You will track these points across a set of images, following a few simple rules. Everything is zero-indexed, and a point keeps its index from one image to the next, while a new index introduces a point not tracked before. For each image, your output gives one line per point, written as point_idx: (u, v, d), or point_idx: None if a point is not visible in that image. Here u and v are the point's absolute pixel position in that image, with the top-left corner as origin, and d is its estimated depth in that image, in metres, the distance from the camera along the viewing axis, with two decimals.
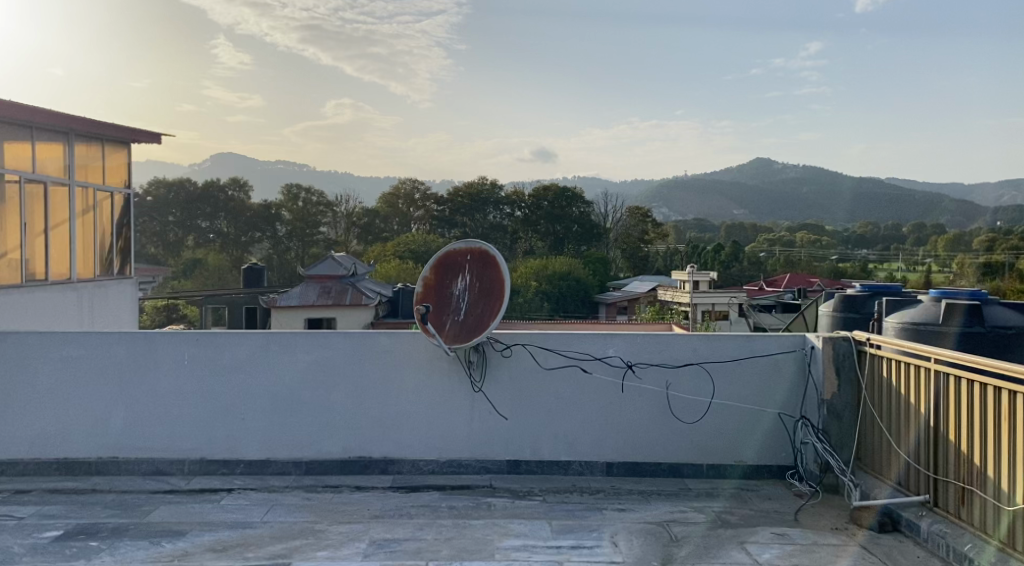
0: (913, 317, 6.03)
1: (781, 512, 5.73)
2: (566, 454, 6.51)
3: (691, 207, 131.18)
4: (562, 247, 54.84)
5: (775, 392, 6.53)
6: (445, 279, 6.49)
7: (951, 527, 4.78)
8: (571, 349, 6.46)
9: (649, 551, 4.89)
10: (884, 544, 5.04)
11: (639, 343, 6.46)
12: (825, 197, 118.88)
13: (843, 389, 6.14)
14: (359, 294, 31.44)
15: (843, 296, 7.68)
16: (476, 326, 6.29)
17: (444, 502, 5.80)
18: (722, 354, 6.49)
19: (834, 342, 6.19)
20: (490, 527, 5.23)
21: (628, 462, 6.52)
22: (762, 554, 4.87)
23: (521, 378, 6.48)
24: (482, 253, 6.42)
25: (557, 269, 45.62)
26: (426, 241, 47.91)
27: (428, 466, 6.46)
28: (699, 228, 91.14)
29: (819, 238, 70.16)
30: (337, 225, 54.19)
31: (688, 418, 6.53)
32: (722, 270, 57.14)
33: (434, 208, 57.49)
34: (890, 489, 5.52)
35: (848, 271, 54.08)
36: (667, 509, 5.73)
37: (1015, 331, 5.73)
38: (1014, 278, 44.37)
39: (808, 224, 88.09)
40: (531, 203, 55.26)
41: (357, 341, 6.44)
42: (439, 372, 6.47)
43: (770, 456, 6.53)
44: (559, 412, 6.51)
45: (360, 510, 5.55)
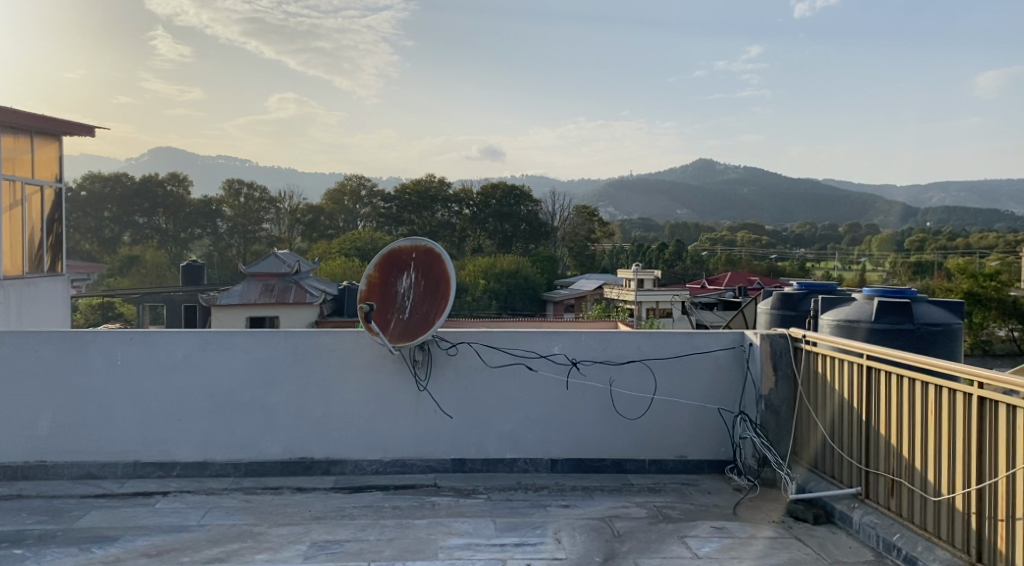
0: (846, 314, 6.23)
1: (720, 506, 5.84)
2: (510, 451, 6.52)
3: (636, 206, 133.01)
4: (510, 245, 55.23)
5: (714, 388, 6.66)
6: (390, 276, 6.43)
7: (882, 519, 4.93)
8: (516, 346, 6.48)
9: (592, 547, 4.92)
10: (818, 536, 5.17)
11: (583, 341, 6.50)
12: (765, 197, 122.13)
13: (781, 385, 6.31)
14: (303, 292, 30.90)
15: (780, 294, 7.88)
16: (420, 325, 6.24)
17: (388, 502, 5.75)
18: (664, 351, 6.59)
19: (770, 337, 6.35)
20: (434, 527, 5.21)
21: (573, 459, 6.57)
22: (701, 548, 4.95)
23: (466, 376, 6.48)
24: (428, 251, 6.39)
25: (505, 267, 45.56)
26: (372, 239, 47.44)
27: (371, 466, 6.41)
28: (644, 228, 92.18)
29: (759, 237, 71.94)
30: (280, 222, 53.92)
31: (632, 414, 6.61)
32: (666, 268, 57.79)
33: (381, 205, 56.50)
34: (824, 481, 5.70)
35: (787, 269, 55.69)
36: (609, 504, 5.78)
37: (941, 329, 5.95)
38: (942, 276, 46.45)
39: (748, 223, 90.51)
40: (479, 200, 55.60)
41: (298, 338, 6.33)
42: (384, 371, 6.42)
43: (708, 451, 6.66)
44: (505, 411, 6.52)
45: (301, 511, 5.48)
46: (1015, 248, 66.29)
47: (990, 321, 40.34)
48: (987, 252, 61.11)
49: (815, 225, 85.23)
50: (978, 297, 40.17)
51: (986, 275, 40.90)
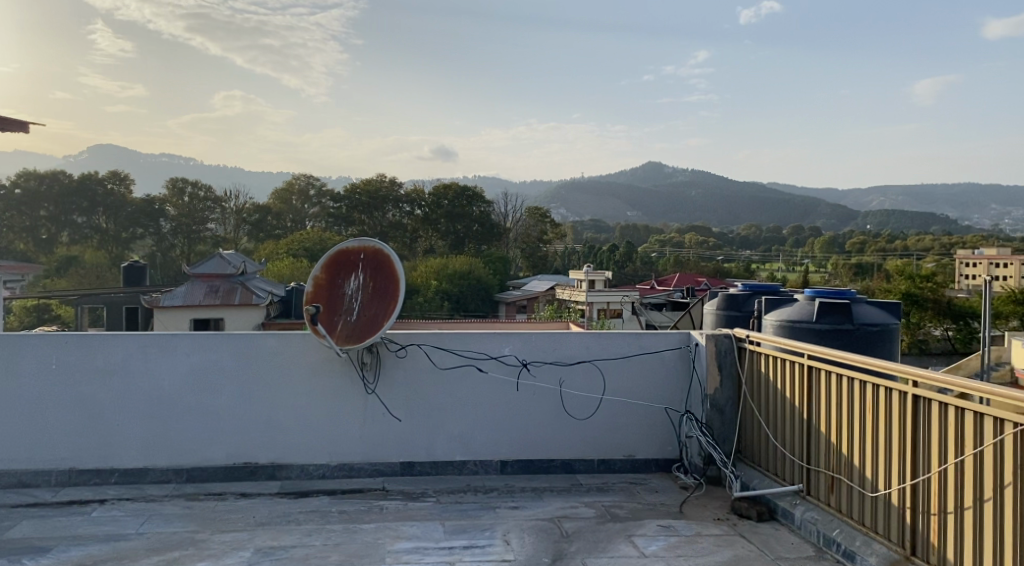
0: (789, 315, 6.36)
1: (667, 504, 5.91)
2: (460, 454, 6.51)
3: (588, 207, 134.05)
4: (462, 246, 55.31)
5: (662, 387, 6.75)
6: (337, 277, 6.36)
7: (822, 515, 5.05)
8: (466, 348, 6.46)
9: (541, 549, 4.93)
10: (761, 532, 5.28)
11: (533, 342, 6.53)
12: (714, 201, 124.51)
13: (725, 384, 6.45)
14: (248, 293, 30.43)
15: (725, 294, 8.03)
16: (368, 327, 6.18)
17: (335, 506, 5.69)
18: (613, 352, 6.65)
19: (716, 338, 6.47)
20: (381, 531, 5.16)
21: (523, 460, 6.58)
22: (648, 547, 5.01)
23: (415, 378, 6.44)
24: (376, 251, 6.33)
25: (457, 268, 45.45)
26: (321, 239, 46.94)
27: (319, 470, 6.33)
28: (595, 230, 93.00)
29: (707, 239, 73.31)
30: (226, 221, 52.94)
31: (581, 414, 6.65)
32: (617, 270, 58.31)
33: (330, 205, 56.15)
34: (767, 480, 5.81)
35: (734, 271, 56.86)
36: (558, 505, 5.80)
37: (880, 329, 6.11)
38: (881, 278, 48.07)
39: (696, 225, 92.28)
40: (431, 201, 55.48)
41: (243, 341, 6.23)
42: (331, 374, 6.34)
43: (657, 449, 6.74)
44: (454, 413, 6.50)
45: (245, 517, 5.39)
46: (950, 252, 68.74)
47: (926, 321, 41.72)
48: (923, 254, 63.29)
49: (761, 228, 87.13)
50: (915, 297, 41.56)
51: (923, 276, 42.38)
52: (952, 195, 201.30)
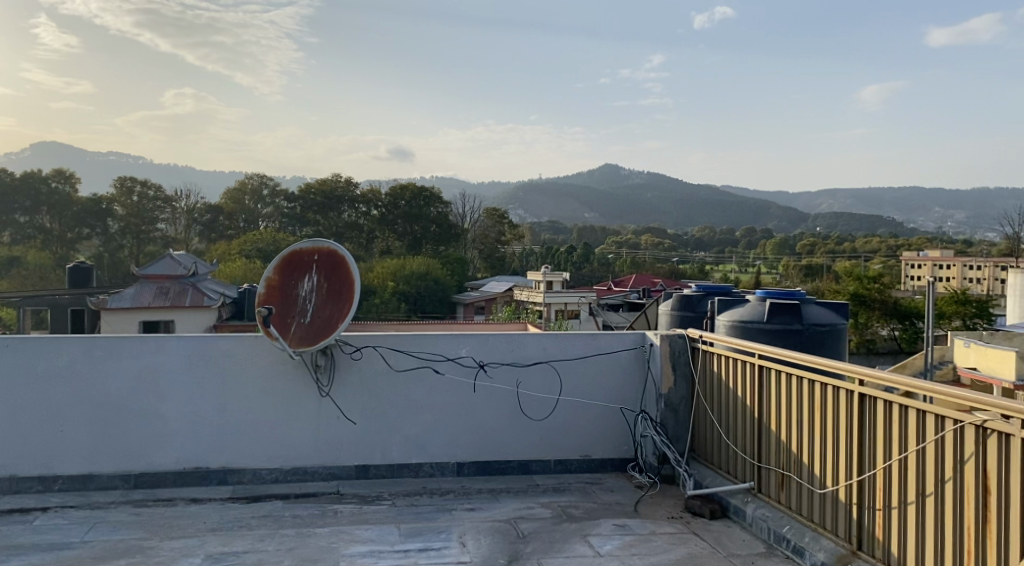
0: (741, 315, 6.48)
1: (622, 503, 5.94)
2: (416, 456, 6.47)
3: (545, 208, 134.52)
4: (420, 246, 55.10)
5: (618, 386, 6.81)
6: (290, 279, 6.27)
7: (772, 511, 5.15)
8: (422, 350, 6.43)
9: (496, 549, 4.94)
10: (713, 529, 5.36)
11: (490, 343, 6.53)
12: (669, 204, 126.20)
13: (679, 384, 6.54)
14: (199, 294, 30.04)
15: (680, 295, 8.13)
16: (323, 329, 6.11)
17: (288, 511, 5.61)
18: (569, 353, 6.68)
19: (670, 338, 6.55)
20: (335, 535, 5.11)
21: (479, 462, 6.57)
22: (603, 546, 5.04)
23: (371, 381, 6.39)
24: (330, 253, 6.26)
25: (415, 269, 45.24)
26: (274, 240, 46.34)
27: (271, 475, 6.24)
28: (553, 231, 93.36)
29: (662, 241, 74.31)
30: (176, 221, 51.71)
31: (537, 415, 6.67)
32: (574, 270, 58.52)
33: (284, 205, 55.54)
34: (719, 478, 5.90)
35: (689, 272, 57.67)
36: (514, 506, 5.81)
37: (828, 328, 6.25)
38: (831, 278, 49.24)
39: (651, 227, 93.41)
40: (388, 202, 55.34)
41: (193, 344, 6.10)
42: (284, 378, 6.27)
43: (612, 448, 6.79)
44: (410, 415, 6.46)
45: (195, 523, 5.28)
46: (896, 254, 70.58)
47: (874, 321, 42.69)
48: (871, 256, 64.90)
49: (716, 230, 88.39)
50: (863, 297, 42.59)
51: (870, 277, 43.50)
52: (897, 198, 206.95)
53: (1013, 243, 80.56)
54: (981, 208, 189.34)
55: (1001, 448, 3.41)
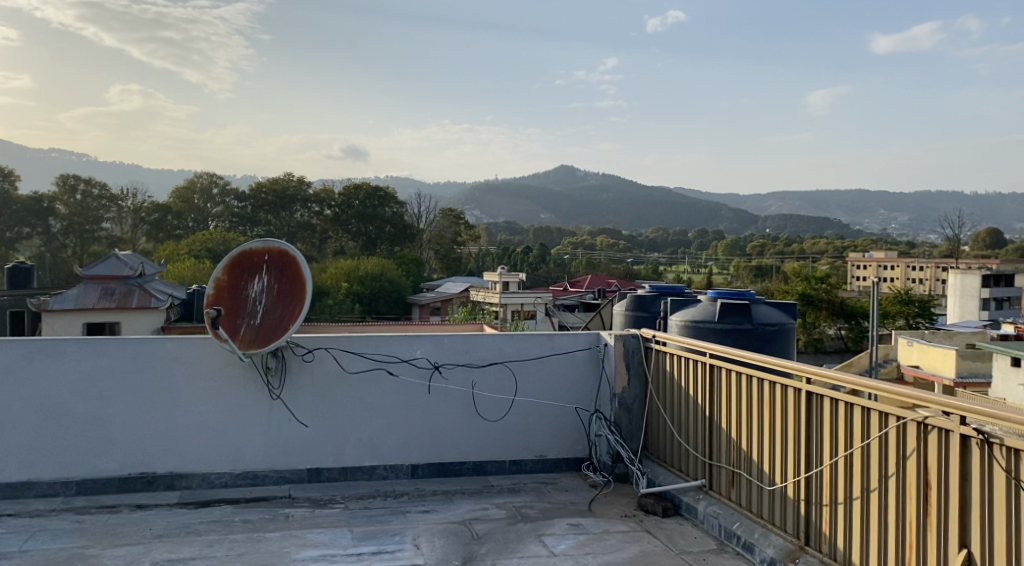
0: (693, 315, 6.56)
1: (576, 503, 5.97)
2: (370, 459, 6.41)
3: (502, 209, 134.68)
4: (374, 247, 54.84)
5: (572, 386, 6.83)
6: (240, 279, 6.17)
7: (723, 508, 5.22)
8: (376, 351, 6.38)
9: (451, 551, 4.92)
10: (666, 527, 5.40)
11: (445, 344, 6.51)
12: (623, 208, 127.65)
13: (632, 383, 6.61)
14: (147, 295, 29.22)
15: (633, 296, 8.21)
16: (274, 331, 6.01)
17: (239, 515, 5.51)
18: (524, 353, 6.69)
19: (624, 338, 6.62)
20: (287, 539, 5.04)
21: (434, 463, 6.54)
22: (557, 546, 5.05)
23: (323, 383, 6.31)
24: (281, 252, 6.18)
25: (369, 270, 44.89)
26: (224, 240, 45.64)
27: (220, 479, 6.12)
28: (508, 232, 93.71)
29: (617, 242, 75.08)
30: (122, 221, 50.55)
31: (492, 416, 6.66)
32: (530, 271, 58.69)
33: (234, 205, 54.77)
34: (672, 476, 5.98)
35: (642, 272, 58.42)
36: (469, 508, 5.80)
37: (776, 328, 6.37)
38: (781, 278, 50.28)
39: (607, 228, 94.29)
40: (341, 201, 54.92)
41: (140, 345, 5.95)
42: (233, 380, 6.15)
43: (566, 448, 6.82)
44: (363, 417, 6.39)
45: (141, 530, 5.15)
46: (842, 255, 72.42)
47: (821, 321, 43.66)
48: (819, 257, 66.49)
49: (669, 231, 89.74)
50: (811, 298, 43.39)
51: (818, 278, 44.45)
52: (843, 201, 212.24)
53: (952, 245, 83.32)
54: (923, 212, 195.22)
55: (942, 444, 3.51)
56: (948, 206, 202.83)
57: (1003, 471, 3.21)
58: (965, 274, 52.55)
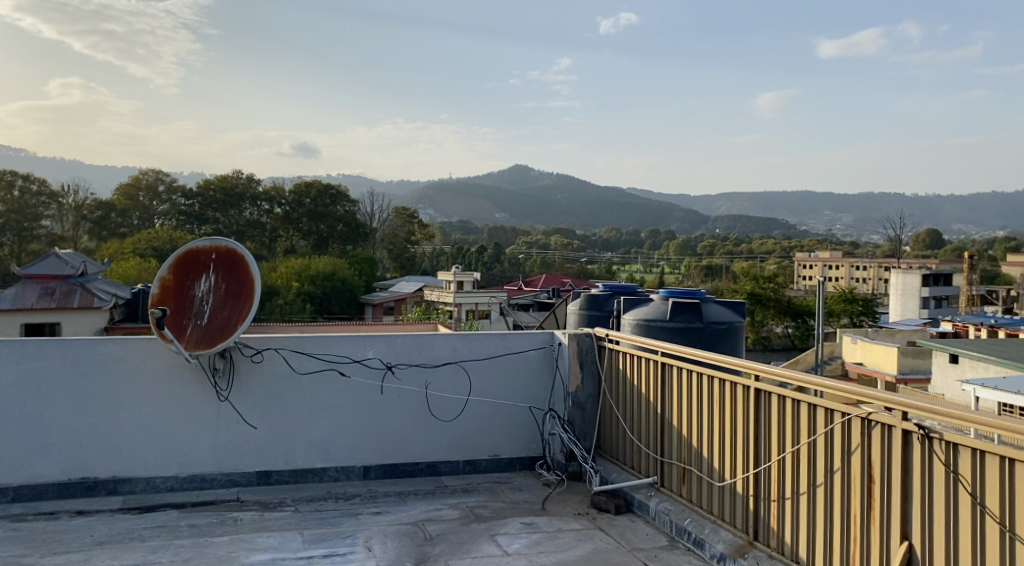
0: (645, 314, 6.62)
1: (530, 502, 5.97)
2: (321, 460, 6.32)
3: (456, 208, 134.34)
4: (326, 246, 54.42)
5: (526, 385, 6.84)
6: (187, 279, 6.04)
7: (674, 505, 5.28)
8: (327, 351, 6.29)
9: (403, 552, 4.88)
10: (618, 524, 5.44)
11: (398, 344, 6.45)
12: (576, 209, 128.61)
13: (586, 382, 6.64)
14: (89, 295, 28.32)
15: (587, 295, 8.25)
16: (220, 331, 5.88)
17: (184, 520, 5.38)
18: (479, 353, 6.67)
19: (578, 337, 6.64)
20: (235, 543, 4.94)
21: (386, 464, 6.48)
22: (511, 545, 5.05)
23: (273, 385, 6.21)
24: (229, 251, 6.06)
25: (320, 269, 44.37)
26: (171, 239, 44.69)
27: (166, 483, 5.97)
28: (462, 231, 93.64)
29: (570, 241, 75.56)
30: (63, 218, 48.46)
31: (446, 416, 6.63)
32: (485, 271, 58.65)
33: (181, 202, 53.55)
34: (624, 473, 6.03)
35: (596, 272, 58.88)
36: (422, 508, 5.76)
37: (726, 326, 6.45)
38: (730, 278, 51.16)
39: (560, 228, 94.85)
40: (292, 199, 54.28)
41: (79, 346, 5.77)
42: (179, 381, 6.01)
43: (520, 447, 6.82)
44: (314, 419, 6.31)
45: (81, 537, 5.00)
46: (788, 255, 74.03)
47: (769, 319, 44.50)
48: (767, 257, 67.87)
49: (622, 231, 90.65)
50: (759, 297, 44.21)
51: (765, 278, 45.32)
52: (790, 202, 216.93)
53: (894, 245, 85.89)
54: (865, 213, 200.99)
55: (884, 441, 3.59)
56: (890, 207, 208.81)
57: (940, 466, 3.31)
58: (907, 273, 54.10)
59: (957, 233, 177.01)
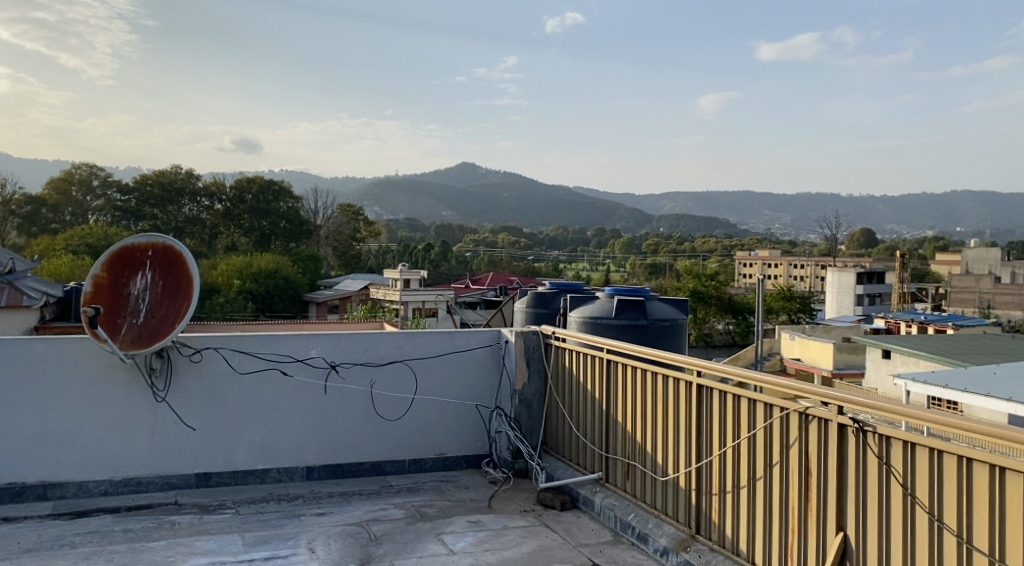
0: (591, 312, 6.66)
1: (475, 500, 5.96)
2: (262, 462, 6.21)
3: (402, 205, 133.41)
4: (268, 243, 53.66)
5: (472, 384, 6.82)
6: (122, 277, 5.88)
7: (618, 501, 5.33)
8: (268, 350, 6.18)
9: (347, 553, 4.83)
10: (564, 521, 5.47)
11: (342, 343, 6.37)
12: (522, 208, 129.18)
13: (533, 380, 6.66)
14: (18, 294, 27.14)
15: (534, 293, 8.25)
16: (158, 329, 5.72)
17: (119, 525, 5.23)
18: (424, 351, 6.63)
19: (524, 336, 6.66)
20: (172, 547, 4.82)
21: (330, 465, 6.40)
22: (456, 544, 5.04)
23: (213, 385, 6.07)
24: (166, 248, 5.91)
25: (263, 267, 43.58)
26: (106, 236, 43.40)
27: (99, 487, 5.78)
28: (409, 228, 93.22)
29: (517, 240, 75.87)
30: None
31: (391, 415, 6.57)
32: (432, 269, 58.39)
33: (117, 198, 51.88)
34: (570, 470, 6.06)
35: (543, 271, 59.13)
36: (367, 508, 5.70)
37: (669, 324, 6.56)
38: (673, 276, 51.98)
39: (508, 226, 95.17)
40: (233, 195, 53.42)
41: (5, 347, 5.54)
42: (115, 382, 5.83)
43: (466, 446, 6.81)
44: (255, 420, 6.19)
45: (8, 545, 4.81)
46: (730, 255, 75.61)
47: (711, 316, 45.38)
48: (709, 256, 69.16)
49: (567, 229, 91.29)
50: (701, 294, 45.05)
51: (707, 276, 46.17)
52: (732, 202, 221.37)
53: (830, 245, 88.50)
54: (803, 213, 206.41)
55: (821, 435, 3.69)
56: (827, 209, 215.06)
57: (874, 457, 3.42)
58: (842, 271, 55.72)
59: (889, 234, 183.38)
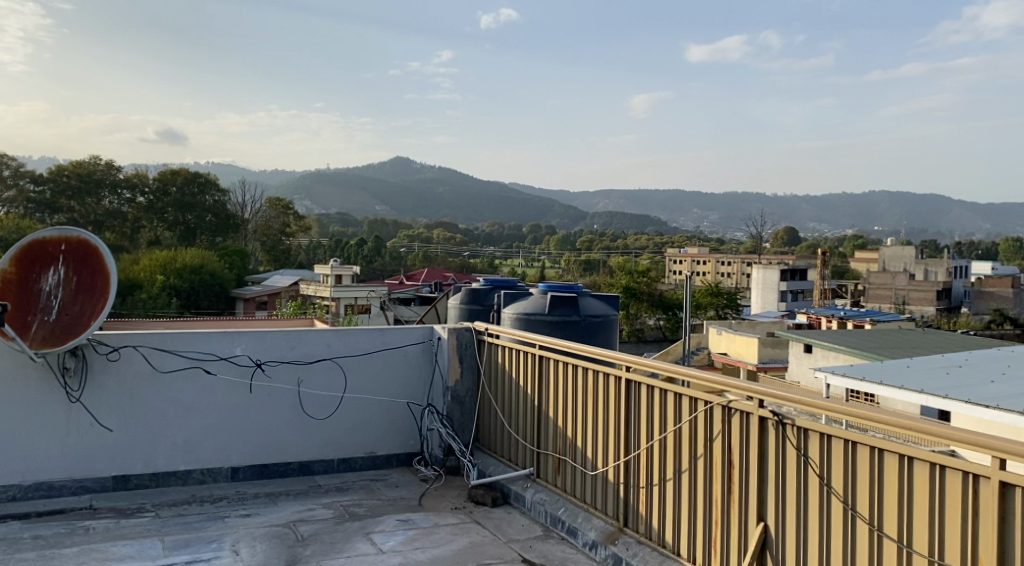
0: (525, 308, 6.67)
1: (406, 498, 5.90)
2: (185, 463, 6.02)
3: (335, 201, 131.48)
4: (194, 237, 52.66)
5: (402, 380, 6.75)
6: (32, 272, 5.59)
7: (549, 495, 5.35)
8: (191, 349, 5.99)
9: (272, 555, 4.72)
10: (495, 517, 5.46)
11: (267, 341, 6.21)
12: (457, 204, 128.71)
13: (465, 376, 6.63)
14: None
15: (468, 289, 8.21)
16: (71, 327, 5.48)
17: (28, 532, 4.98)
18: (354, 349, 6.53)
19: (457, 332, 6.61)
20: (87, 553, 4.62)
21: (256, 465, 6.24)
22: (386, 542, 4.98)
23: (131, 384, 5.85)
24: (81, 242, 5.67)
25: (188, 262, 42.28)
26: (18, 229, 41.34)
27: (6, 493, 5.49)
28: (342, 223, 92.03)
29: (452, 235, 75.59)
30: None
31: (320, 414, 6.45)
32: (365, 264, 57.56)
33: (30, 188, 48.22)
34: (501, 466, 6.05)
35: (478, 267, 59.13)
36: (294, 509, 5.58)
37: (601, 319, 6.61)
38: (606, 272, 52.61)
39: (442, 222, 94.88)
40: (156, 188, 51.95)
41: None
42: (25, 382, 5.54)
43: (397, 443, 6.73)
44: (177, 419, 5.99)
45: None
46: (661, 253, 76.93)
47: (642, 311, 46.13)
48: (641, 253, 70.19)
49: (503, 225, 91.46)
50: (633, 290, 45.76)
51: (639, 272, 46.90)
52: (664, 201, 225.11)
53: (757, 243, 90.89)
54: (731, 212, 211.35)
55: (742, 428, 3.77)
56: (754, 207, 220.79)
57: (794, 450, 3.50)
58: (767, 268, 57.35)
59: (812, 232, 190.05)
